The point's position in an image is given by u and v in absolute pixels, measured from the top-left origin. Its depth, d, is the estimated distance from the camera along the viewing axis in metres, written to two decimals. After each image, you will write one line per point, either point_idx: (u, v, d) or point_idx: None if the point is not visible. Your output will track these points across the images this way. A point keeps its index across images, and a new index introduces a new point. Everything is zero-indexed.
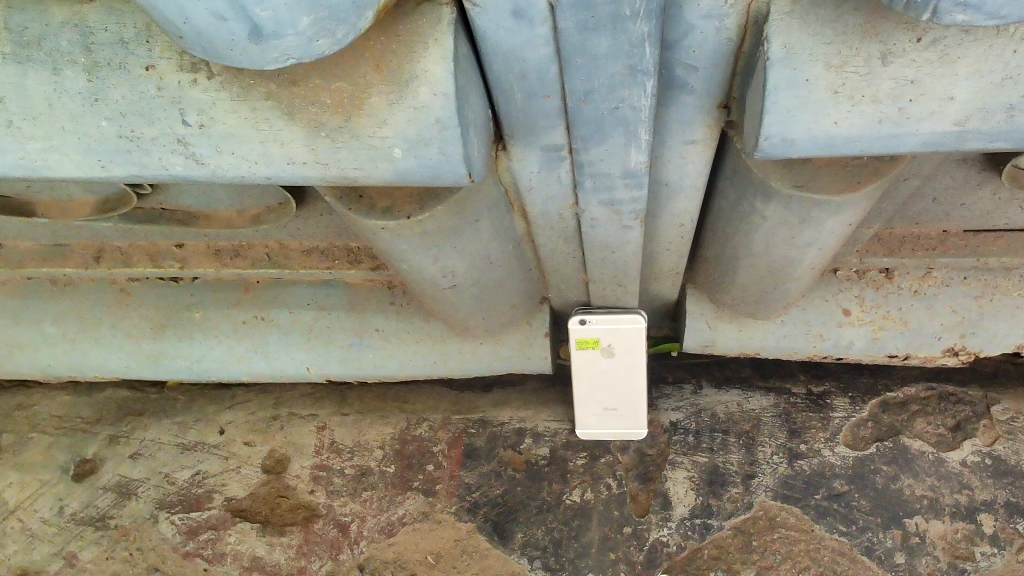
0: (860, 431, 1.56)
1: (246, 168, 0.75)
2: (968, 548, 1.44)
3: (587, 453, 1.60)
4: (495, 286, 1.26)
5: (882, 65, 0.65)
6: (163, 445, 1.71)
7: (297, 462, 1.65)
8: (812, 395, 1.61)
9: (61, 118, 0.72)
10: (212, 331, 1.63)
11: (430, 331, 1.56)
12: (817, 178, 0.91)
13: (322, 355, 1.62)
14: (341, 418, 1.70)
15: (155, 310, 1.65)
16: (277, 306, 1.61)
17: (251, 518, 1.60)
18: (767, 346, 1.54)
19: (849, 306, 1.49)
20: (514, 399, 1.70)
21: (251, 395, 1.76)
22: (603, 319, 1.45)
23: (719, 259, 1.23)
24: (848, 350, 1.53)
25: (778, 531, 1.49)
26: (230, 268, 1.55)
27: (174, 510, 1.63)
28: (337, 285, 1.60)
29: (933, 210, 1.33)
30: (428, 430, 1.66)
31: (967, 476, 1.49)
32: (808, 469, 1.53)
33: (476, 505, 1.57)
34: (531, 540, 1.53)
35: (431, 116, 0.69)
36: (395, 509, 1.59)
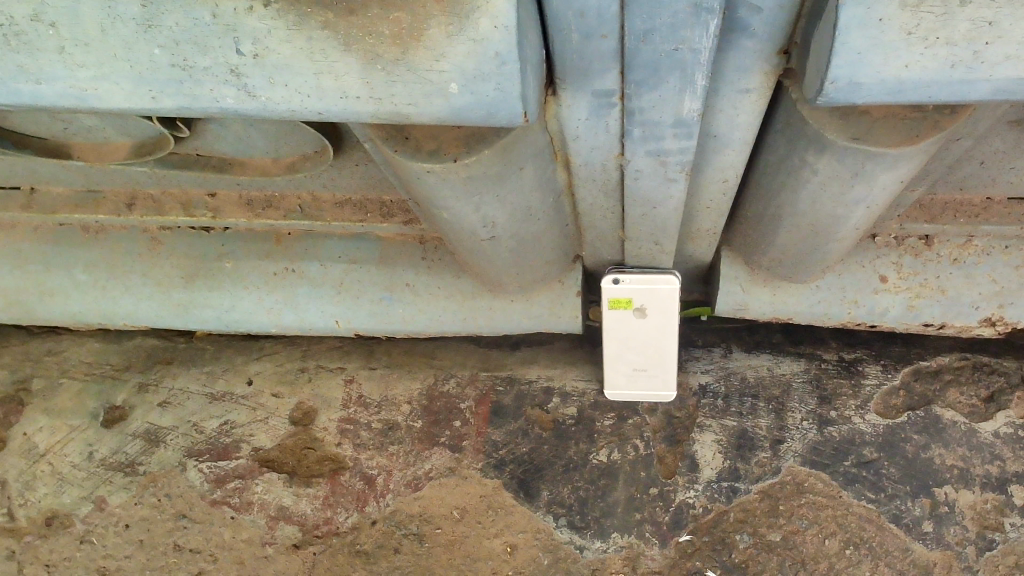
0: (892, 399, 1.55)
1: (298, 102, 0.74)
2: (998, 519, 1.43)
3: (615, 413, 1.60)
4: (532, 240, 1.25)
5: (959, 5, 0.63)
6: (191, 394, 1.71)
7: (324, 415, 1.66)
8: (844, 362, 1.59)
9: (114, 45, 0.72)
10: (242, 282, 1.63)
11: (461, 287, 1.56)
12: (875, 130, 0.90)
13: (352, 308, 1.61)
14: (368, 371, 1.70)
15: (187, 260, 1.64)
16: (308, 259, 1.60)
17: (278, 468, 1.62)
18: (800, 311, 1.52)
19: (886, 273, 1.47)
20: (542, 357, 1.69)
21: (279, 346, 1.75)
22: (637, 279, 1.44)
23: (760, 217, 1.21)
24: (883, 318, 1.51)
25: (806, 496, 1.48)
26: (263, 218, 1.55)
27: (202, 458, 1.64)
28: (369, 239, 1.59)
29: (979, 175, 1.31)
30: (456, 386, 1.66)
31: (999, 447, 1.48)
32: (837, 436, 1.52)
33: (503, 462, 1.58)
34: (557, 498, 1.53)
35: (491, 49, 0.68)
36: (421, 464, 1.59)
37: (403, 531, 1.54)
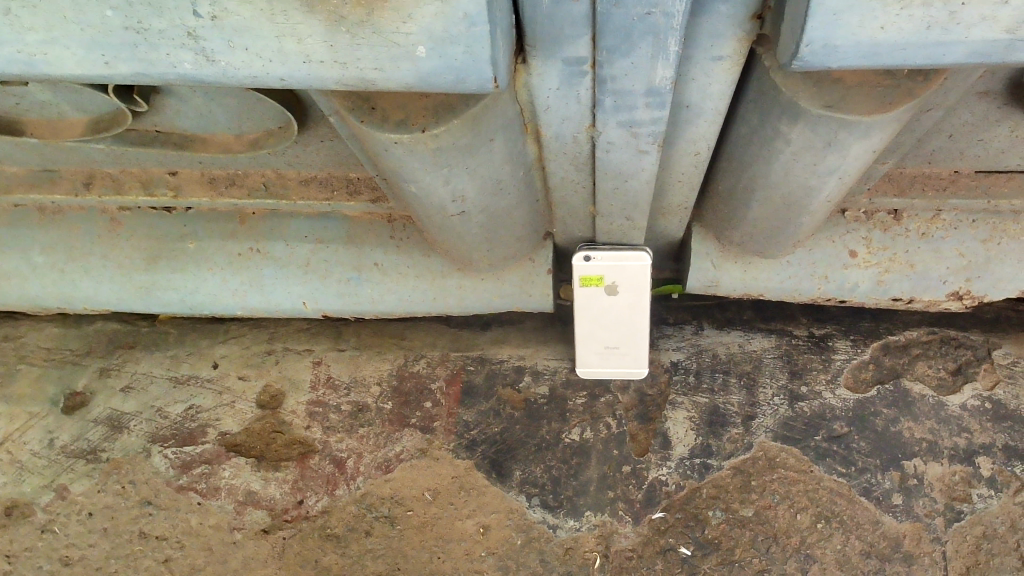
0: (861, 373, 1.55)
1: (258, 66, 0.72)
2: (965, 490, 1.44)
3: (587, 392, 1.59)
4: (503, 218, 1.23)
5: None
6: (155, 378, 1.67)
7: (292, 398, 1.63)
8: (814, 338, 1.60)
9: (63, 6, 0.68)
10: (205, 263, 1.59)
11: (431, 266, 1.54)
12: (849, 97, 0.89)
13: (319, 289, 1.58)
14: (337, 353, 1.67)
15: (148, 241, 1.60)
16: (273, 239, 1.57)
17: (246, 453, 1.59)
18: (771, 287, 1.53)
19: (856, 248, 1.47)
20: (513, 336, 1.68)
21: (244, 329, 1.72)
22: (609, 256, 1.44)
23: (731, 192, 1.20)
24: (852, 292, 1.51)
25: (778, 471, 1.48)
26: (226, 197, 1.52)
27: (167, 444, 1.61)
28: (336, 218, 1.56)
29: (949, 148, 1.31)
30: (426, 367, 1.64)
31: (967, 420, 1.49)
32: (808, 411, 1.53)
33: (475, 442, 1.56)
34: (529, 478, 1.52)
35: (459, 10, 0.65)
36: (392, 445, 1.57)
37: (374, 514, 1.52)
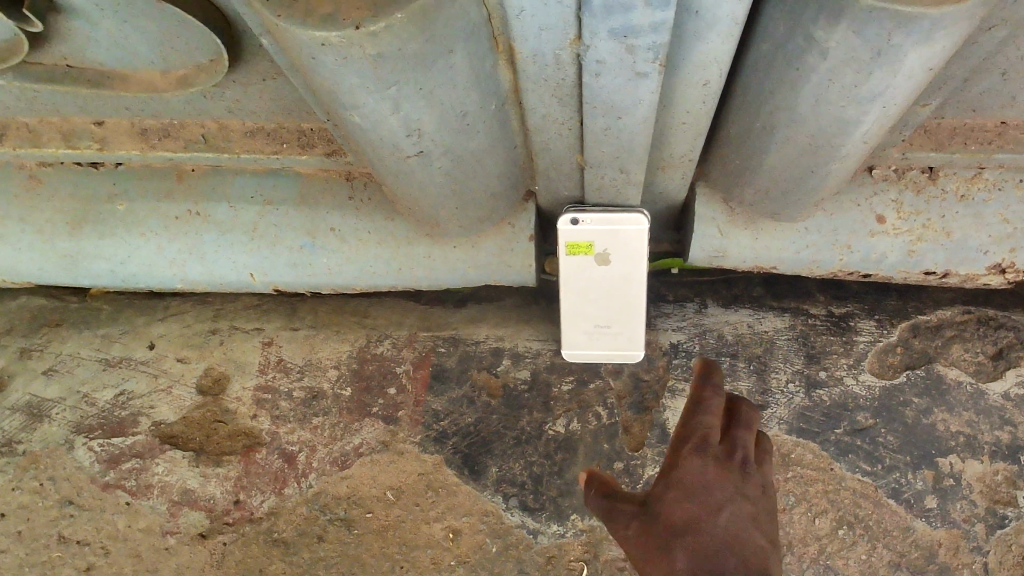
0: (888, 357, 1.35)
1: None
2: (1009, 492, 1.25)
3: (575, 377, 1.38)
4: (472, 166, 1.02)
5: None
6: (82, 360, 1.46)
7: (237, 382, 1.43)
8: (833, 317, 1.39)
9: None
10: (138, 228, 1.38)
11: (395, 231, 1.33)
12: None
13: (268, 258, 1.38)
14: (290, 332, 1.46)
15: (71, 201, 1.39)
16: (214, 200, 1.36)
17: (183, 446, 1.39)
18: (785, 258, 1.33)
19: (885, 212, 1.28)
20: (491, 314, 1.47)
21: (186, 306, 1.51)
22: (599, 219, 1.25)
23: (745, 135, 1.00)
24: (878, 265, 1.32)
25: (793, 470, 1.28)
26: (159, 150, 1.31)
27: (93, 435, 1.41)
28: (287, 175, 1.35)
29: (1000, 90, 1.11)
30: (391, 348, 1.44)
31: (1009, 411, 1.30)
32: (828, 400, 1.33)
33: (445, 434, 1.36)
34: (507, 476, 1.33)
35: None
36: (350, 438, 1.38)
37: (329, 517, 1.33)
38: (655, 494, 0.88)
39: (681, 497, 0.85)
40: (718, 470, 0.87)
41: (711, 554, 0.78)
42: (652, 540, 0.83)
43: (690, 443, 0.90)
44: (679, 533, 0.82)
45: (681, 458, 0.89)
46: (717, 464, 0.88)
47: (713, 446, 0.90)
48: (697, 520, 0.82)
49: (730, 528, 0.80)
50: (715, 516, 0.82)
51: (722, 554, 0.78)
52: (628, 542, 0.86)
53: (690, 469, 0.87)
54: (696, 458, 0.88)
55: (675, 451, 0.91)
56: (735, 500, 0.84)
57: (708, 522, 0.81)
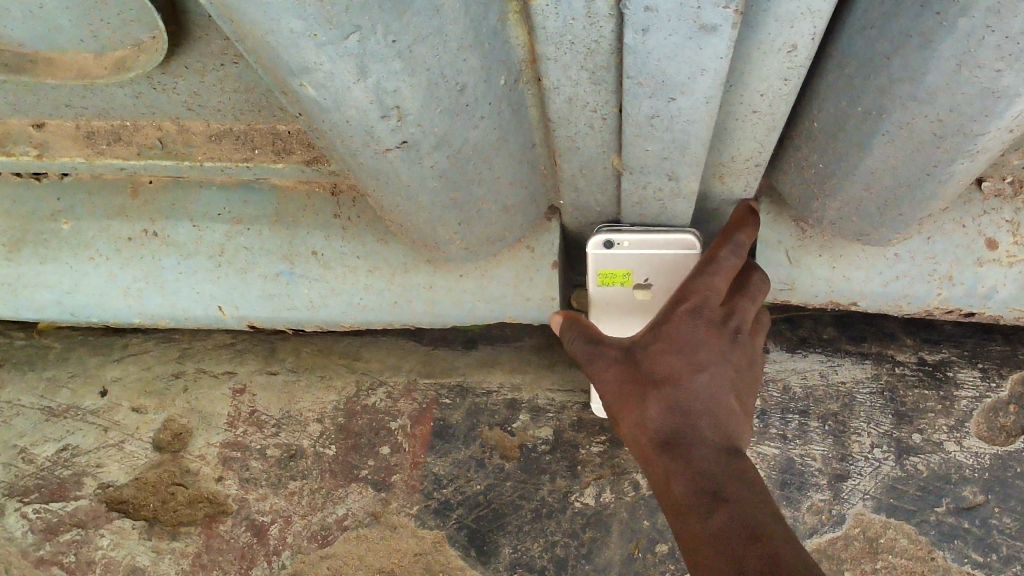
0: (999, 419, 1.09)
1: None
2: None
3: (607, 437, 1.12)
4: (476, 168, 0.79)
5: None
6: (22, 409, 1.24)
7: (201, 437, 1.19)
8: (926, 367, 1.12)
9: None
10: (85, 251, 1.16)
11: (389, 257, 1.10)
12: None
13: (238, 288, 1.15)
14: (266, 378, 1.22)
15: (10, 219, 1.18)
16: (175, 218, 1.14)
17: (133, 514, 1.16)
18: (868, 292, 1.08)
19: (997, 236, 1.02)
20: (506, 357, 1.22)
21: (148, 344, 1.28)
22: (639, 241, 1.02)
23: (837, 127, 0.75)
24: (987, 301, 1.05)
25: (882, 559, 1.04)
26: (107, 157, 1.09)
27: (28, 498, 1.18)
28: (261, 188, 1.13)
29: None
30: (384, 399, 1.19)
31: None
32: (924, 470, 1.07)
33: (448, 505, 1.12)
34: (522, 558, 1.08)
35: None
36: (333, 508, 1.13)
37: None
38: (643, 342, 0.83)
39: (664, 350, 0.81)
40: (710, 333, 0.82)
41: (684, 411, 0.77)
42: (629, 380, 0.82)
43: (687, 302, 0.84)
44: (655, 387, 0.80)
45: (676, 314, 0.83)
46: (710, 325, 0.82)
47: (710, 310, 0.84)
48: (678, 377, 0.79)
49: (710, 391, 0.79)
50: (698, 375, 0.79)
51: (697, 417, 0.77)
52: (601, 376, 0.84)
53: (683, 328, 0.82)
54: (689, 316, 0.82)
55: (672, 307, 0.84)
56: (721, 360, 0.81)
57: (691, 382, 0.79)
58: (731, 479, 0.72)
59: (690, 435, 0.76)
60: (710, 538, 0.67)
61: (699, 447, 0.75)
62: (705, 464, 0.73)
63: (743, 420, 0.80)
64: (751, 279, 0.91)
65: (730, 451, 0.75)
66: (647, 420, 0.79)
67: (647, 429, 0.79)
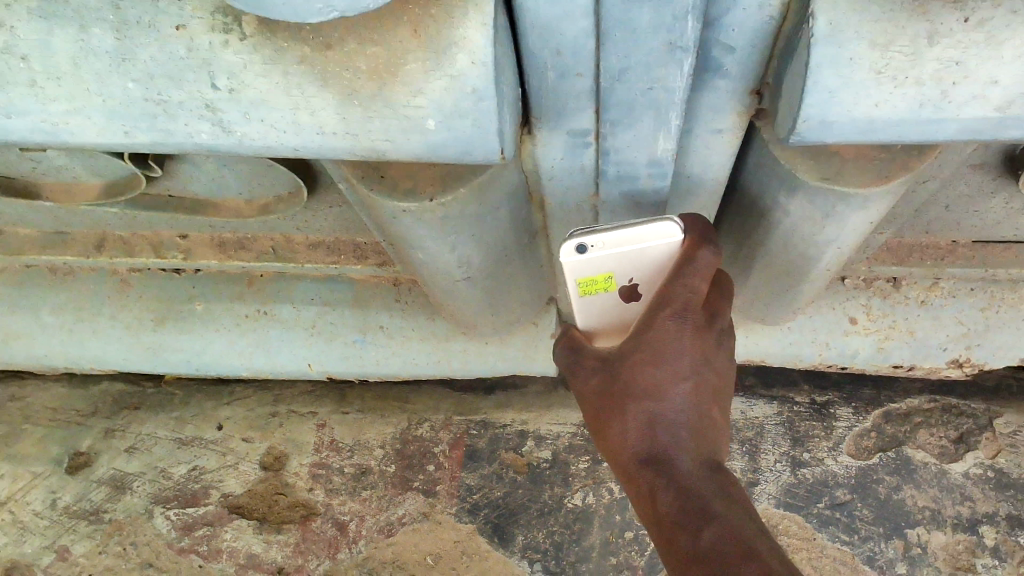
0: (864, 441, 1.55)
1: (273, 138, 0.73)
2: (970, 560, 1.45)
3: (590, 456, 1.57)
4: (507, 284, 1.25)
5: (928, 45, 0.62)
6: (158, 439, 1.68)
7: (295, 459, 1.63)
8: (816, 405, 1.59)
9: (87, 78, 0.69)
10: (213, 324, 1.60)
11: (436, 329, 1.55)
12: (848, 169, 0.88)
13: (324, 352, 1.60)
14: (341, 415, 1.67)
15: (156, 302, 1.61)
16: (280, 301, 1.59)
17: (247, 515, 1.60)
18: (772, 353, 1.54)
19: (856, 315, 1.49)
20: (517, 400, 1.67)
21: (250, 391, 1.73)
22: (611, 241, 0.97)
23: (732, 260, 1.22)
24: (853, 359, 1.53)
25: (780, 540, 1.49)
26: (235, 260, 1.53)
27: (169, 505, 1.61)
28: (343, 281, 1.58)
29: (945, 219, 1.32)
30: (429, 430, 1.64)
31: (969, 488, 1.50)
32: (811, 477, 1.53)
33: (477, 506, 1.57)
34: (531, 543, 1.53)
35: (468, 84, 0.66)
36: (395, 509, 1.58)
37: None
38: (626, 349, 0.94)
39: (649, 361, 0.92)
40: (690, 339, 0.92)
41: (669, 426, 0.93)
42: (614, 390, 0.95)
43: (670, 307, 0.92)
44: (640, 397, 0.93)
45: (658, 320, 0.92)
46: (693, 332, 0.92)
47: (692, 313, 0.92)
48: (660, 390, 0.93)
49: (687, 401, 0.93)
50: (675, 387, 0.93)
51: (676, 430, 0.93)
52: (585, 383, 0.99)
53: (667, 339, 0.91)
54: (673, 324, 0.91)
55: (654, 312, 0.92)
56: (698, 368, 0.93)
57: (670, 394, 0.93)
58: (707, 496, 0.90)
59: (669, 450, 0.92)
60: (693, 550, 0.86)
61: (680, 460, 0.92)
62: (686, 480, 0.91)
63: (716, 422, 0.95)
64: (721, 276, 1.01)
65: (708, 463, 0.92)
66: (630, 434, 0.94)
67: (630, 443, 0.95)
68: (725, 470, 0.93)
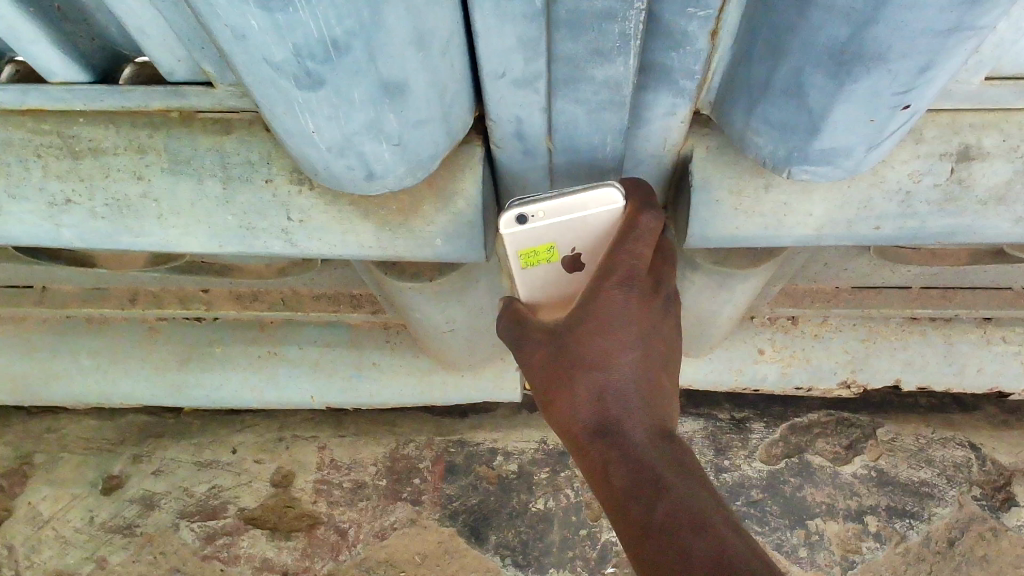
0: (773, 449, 1.90)
1: (326, 250, 1.04)
2: (857, 543, 1.80)
3: (550, 467, 1.90)
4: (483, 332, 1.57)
5: (765, 193, 0.96)
6: (181, 462, 1.96)
7: (301, 477, 1.93)
8: (735, 420, 1.94)
9: (199, 212, 1.00)
10: (230, 364, 1.89)
11: (420, 364, 1.85)
12: (731, 255, 1.23)
13: (325, 384, 1.90)
14: (339, 438, 1.97)
15: (181, 346, 1.89)
16: (288, 343, 1.88)
17: (261, 525, 1.88)
18: (697, 378, 1.88)
19: (763, 346, 1.83)
20: (488, 422, 1.98)
21: (259, 419, 2.02)
22: (550, 208, 1.01)
23: None
24: (763, 382, 1.87)
25: None
26: (249, 309, 1.82)
27: (193, 518, 1.89)
28: (342, 326, 1.89)
29: (825, 271, 1.67)
30: (415, 449, 1.95)
31: (857, 485, 1.85)
32: (730, 480, 1.86)
33: (457, 512, 1.87)
34: (502, 541, 1.84)
35: (464, 218, 0.99)
36: (387, 516, 1.88)
37: None
38: (577, 321, 1.01)
39: (598, 331, 1.00)
40: (636, 307, 0.99)
41: (618, 395, 1.01)
42: (564, 360, 1.02)
43: (615, 276, 0.99)
44: (590, 367, 1.01)
45: (606, 291, 0.99)
46: (638, 300, 1.00)
47: (637, 281, 0.99)
48: (609, 362, 1.01)
49: (634, 370, 1.02)
50: (623, 358, 1.01)
51: (625, 400, 1.01)
52: (533, 355, 1.05)
53: (615, 309, 0.99)
54: (619, 294, 0.99)
55: (601, 282, 0.99)
56: (643, 338, 1.02)
57: (618, 365, 1.01)
58: (661, 464, 0.98)
59: (619, 419, 1.01)
60: (649, 523, 0.94)
61: (631, 429, 1.00)
62: (637, 450, 0.99)
63: (663, 391, 1.04)
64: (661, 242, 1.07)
65: (659, 433, 1.01)
66: (582, 404, 1.02)
67: (582, 411, 1.03)
68: (674, 439, 1.01)
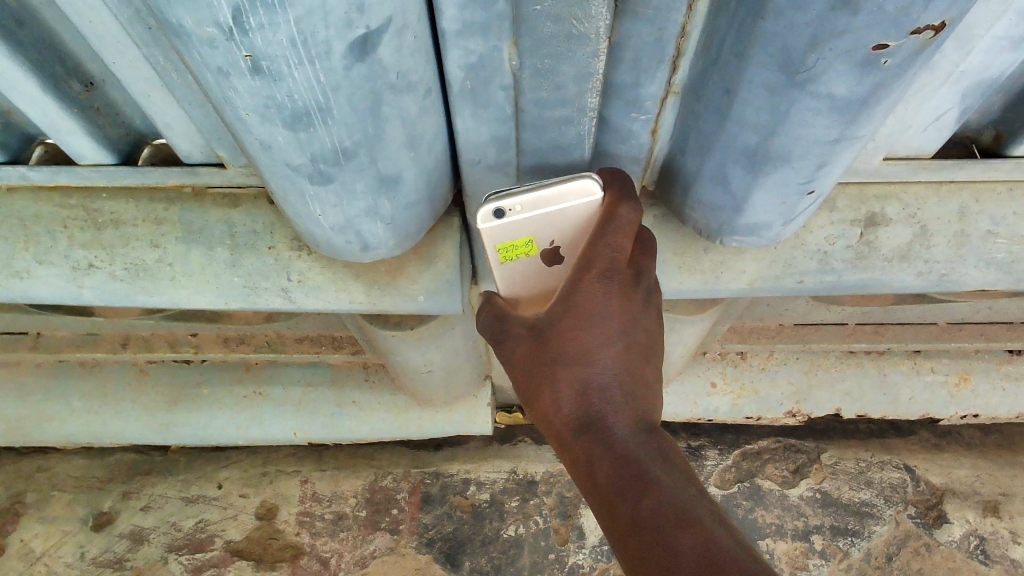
0: (726, 474, 2.05)
1: (321, 304, 1.18)
2: (804, 560, 1.95)
3: (520, 495, 2.03)
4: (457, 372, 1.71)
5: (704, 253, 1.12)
6: (169, 498, 2.06)
7: (284, 509, 2.03)
8: (691, 447, 2.09)
9: (209, 274, 1.12)
10: (216, 403, 2.00)
11: (397, 401, 1.98)
12: (679, 304, 1.38)
13: (308, 421, 2.02)
14: (321, 472, 2.08)
15: (170, 387, 2.00)
16: (273, 383, 2.00)
17: (246, 556, 1.98)
18: None
19: (715, 380, 1.99)
20: (461, 453, 2.11)
21: (243, 455, 2.13)
22: (528, 201, 0.96)
23: None
24: (716, 412, 2.03)
25: None
26: (236, 351, 1.93)
27: (181, 551, 1.99)
28: (322, 366, 2.01)
29: (769, 311, 1.81)
30: (392, 481, 2.07)
31: (803, 507, 2.00)
32: None
33: (433, 540, 1.99)
34: (476, 566, 1.96)
35: (444, 277, 1.14)
36: (367, 546, 1.99)
37: None
38: (556, 314, 0.98)
39: (576, 324, 0.96)
40: (617, 298, 0.96)
41: (600, 389, 0.97)
42: (545, 355, 0.99)
43: (595, 268, 0.96)
44: (569, 362, 0.98)
45: (586, 282, 0.96)
46: (618, 289, 0.96)
47: (618, 272, 0.96)
48: (591, 355, 0.97)
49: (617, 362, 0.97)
50: (605, 351, 0.97)
51: (609, 396, 0.96)
52: (514, 352, 1.03)
53: (595, 300, 0.95)
54: (598, 284, 0.95)
55: (581, 274, 0.96)
56: (628, 331, 0.98)
57: (599, 358, 0.97)
58: (646, 457, 0.92)
59: (602, 414, 0.96)
60: (635, 520, 0.87)
61: (614, 424, 0.95)
62: (622, 444, 0.94)
63: (651, 386, 0.99)
64: (642, 231, 1.03)
65: (646, 428, 0.96)
66: (566, 400, 0.98)
67: (564, 407, 0.99)
68: (661, 434, 0.96)
